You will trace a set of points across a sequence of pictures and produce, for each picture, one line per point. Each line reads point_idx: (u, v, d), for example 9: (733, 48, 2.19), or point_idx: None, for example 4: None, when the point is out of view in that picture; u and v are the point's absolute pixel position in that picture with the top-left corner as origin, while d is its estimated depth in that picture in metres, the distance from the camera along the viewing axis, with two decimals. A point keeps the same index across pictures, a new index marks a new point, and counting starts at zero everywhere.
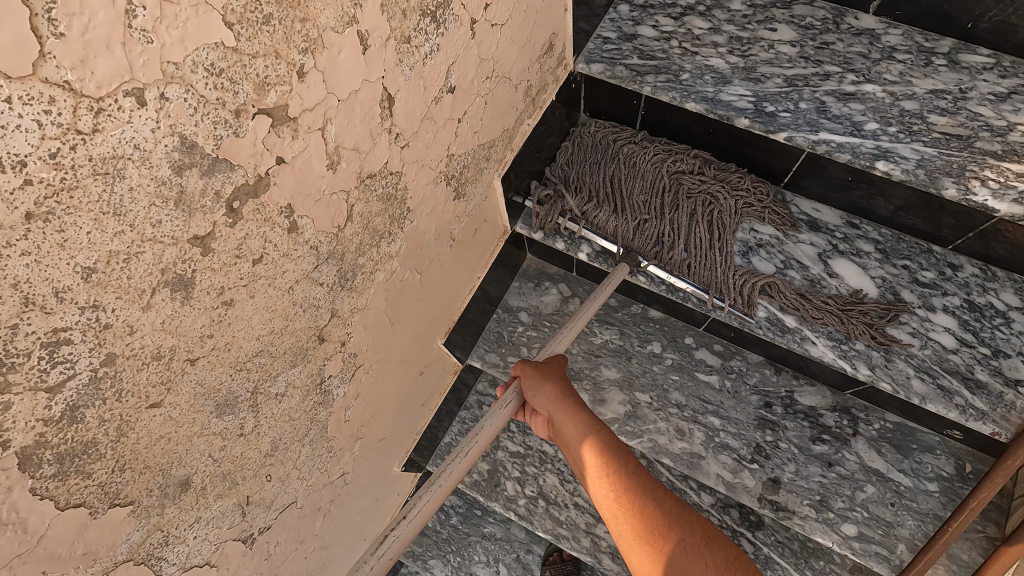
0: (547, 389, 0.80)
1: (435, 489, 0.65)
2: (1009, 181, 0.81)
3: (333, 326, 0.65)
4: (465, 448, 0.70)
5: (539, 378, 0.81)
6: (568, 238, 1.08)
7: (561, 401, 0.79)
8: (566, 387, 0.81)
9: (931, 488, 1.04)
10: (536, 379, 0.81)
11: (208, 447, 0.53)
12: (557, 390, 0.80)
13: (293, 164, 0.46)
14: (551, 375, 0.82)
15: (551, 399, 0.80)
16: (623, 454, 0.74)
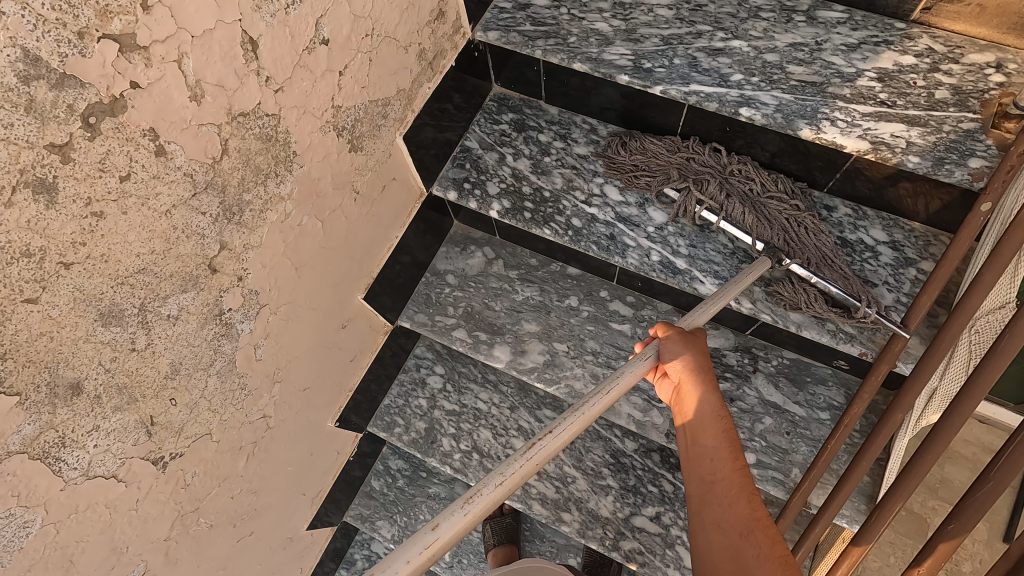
0: (685, 355, 0.81)
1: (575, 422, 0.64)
2: (855, 120, 0.90)
3: (225, 259, 0.71)
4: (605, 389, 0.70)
5: (689, 345, 0.82)
6: (479, 197, 1.14)
7: (699, 379, 0.80)
8: (705, 365, 0.81)
9: (824, 417, 1.12)
10: (681, 343, 0.82)
11: (97, 354, 0.60)
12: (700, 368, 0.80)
13: (150, 90, 0.53)
14: (695, 343, 0.82)
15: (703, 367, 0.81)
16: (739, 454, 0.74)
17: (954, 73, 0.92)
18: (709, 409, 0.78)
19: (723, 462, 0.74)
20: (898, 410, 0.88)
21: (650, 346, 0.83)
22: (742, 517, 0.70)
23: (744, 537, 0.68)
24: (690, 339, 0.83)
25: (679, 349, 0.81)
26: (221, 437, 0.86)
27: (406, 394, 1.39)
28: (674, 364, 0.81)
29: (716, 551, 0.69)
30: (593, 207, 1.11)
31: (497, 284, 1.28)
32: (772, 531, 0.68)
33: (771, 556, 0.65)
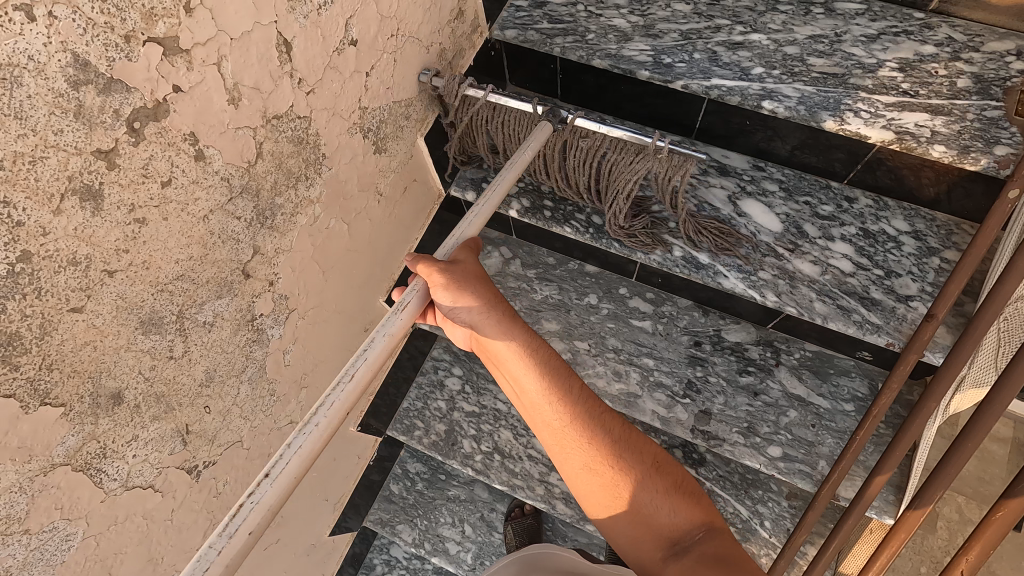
0: (472, 299, 0.78)
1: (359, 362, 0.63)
2: (879, 111, 0.90)
3: (258, 264, 0.71)
4: (364, 352, 0.63)
5: (465, 280, 0.77)
6: (499, 196, 1.15)
7: (494, 321, 0.81)
8: (494, 300, 0.81)
9: (848, 408, 1.12)
10: (458, 283, 0.76)
11: (138, 362, 0.59)
12: (485, 303, 0.80)
13: (191, 93, 0.52)
14: (470, 276, 0.78)
15: (480, 308, 0.80)
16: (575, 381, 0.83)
17: (975, 62, 0.92)
18: (520, 346, 0.81)
19: (570, 401, 0.82)
20: (930, 401, 0.87)
21: (410, 290, 0.74)
22: (605, 449, 0.80)
23: (619, 468, 0.80)
24: (455, 275, 0.76)
25: (450, 296, 0.77)
26: (251, 443, 0.86)
27: (424, 397, 1.39)
28: (459, 309, 0.79)
29: (603, 489, 0.80)
30: None
31: (515, 284, 1.28)
32: (632, 445, 0.82)
33: (648, 473, 0.79)
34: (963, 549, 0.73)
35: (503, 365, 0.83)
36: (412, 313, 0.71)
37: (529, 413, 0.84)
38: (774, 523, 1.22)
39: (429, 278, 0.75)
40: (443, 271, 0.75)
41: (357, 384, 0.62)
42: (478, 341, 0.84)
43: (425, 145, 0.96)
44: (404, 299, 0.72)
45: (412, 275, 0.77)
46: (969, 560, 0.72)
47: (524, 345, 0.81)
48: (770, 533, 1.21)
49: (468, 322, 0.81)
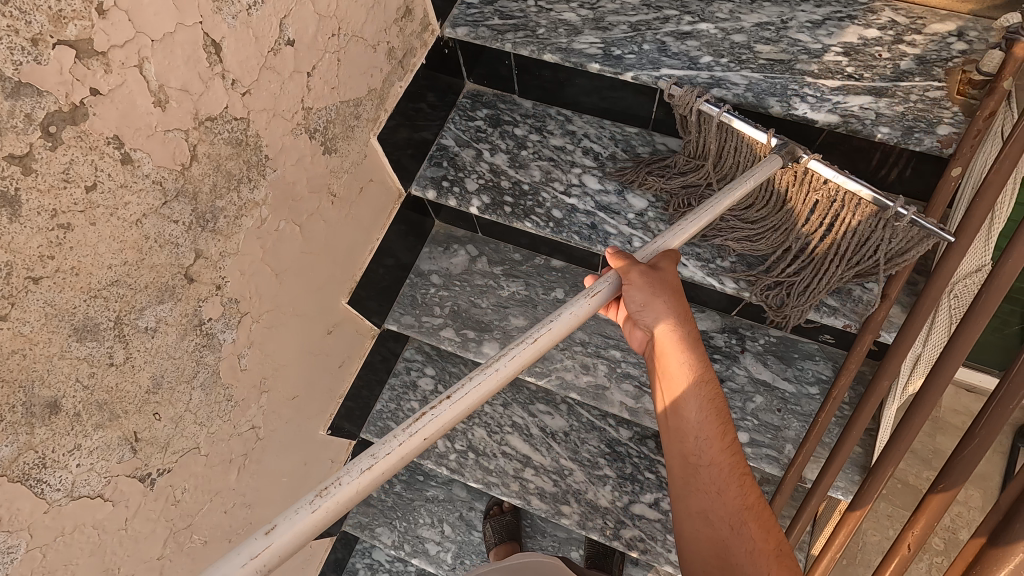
0: (663, 309, 0.73)
1: (488, 372, 0.60)
2: (824, 95, 0.91)
3: (202, 268, 0.70)
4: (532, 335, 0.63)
5: (658, 290, 0.73)
6: (459, 193, 1.14)
7: (680, 339, 0.74)
8: (685, 318, 0.74)
9: (813, 391, 1.13)
10: (649, 286, 0.73)
11: (74, 370, 0.59)
12: (676, 312, 0.74)
13: (111, 96, 0.52)
14: (663, 286, 0.73)
15: (667, 319, 0.74)
16: (725, 426, 0.73)
17: (918, 44, 0.93)
18: (686, 372, 0.73)
19: (706, 445, 0.73)
20: (883, 378, 0.88)
21: (602, 279, 0.73)
22: (732, 507, 0.71)
23: (733, 530, 0.70)
24: (653, 280, 0.73)
25: (643, 301, 0.73)
26: (210, 450, 0.85)
27: (397, 398, 1.38)
28: (647, 315, 0.74)
29: (705, 538, 0.71)
30: (572, 197, 1.11)
31: (482, 281, 1.28)
32: (762, 524, 0.71)
33: (763, 551, 0.68)
34: (909, 522, 0.76)
35: (668, 384, 0.75)
36: (591, 308, 0.69)
37: (668, 437, 0.77)
38: None
39: (624, 274, 0.73)
40: (639, 273, 0.73)
41: (497, 380, 0.60)
42: (654, 350, 0.77)
43: (379, 145, 0.97)
44: (595, 287, 0.71)
45: (606, 266, 0.76)
46: (915, 531, 0.75)
47: (695, 372, 0.73)
48: None
49: (650, 330, 0.75)
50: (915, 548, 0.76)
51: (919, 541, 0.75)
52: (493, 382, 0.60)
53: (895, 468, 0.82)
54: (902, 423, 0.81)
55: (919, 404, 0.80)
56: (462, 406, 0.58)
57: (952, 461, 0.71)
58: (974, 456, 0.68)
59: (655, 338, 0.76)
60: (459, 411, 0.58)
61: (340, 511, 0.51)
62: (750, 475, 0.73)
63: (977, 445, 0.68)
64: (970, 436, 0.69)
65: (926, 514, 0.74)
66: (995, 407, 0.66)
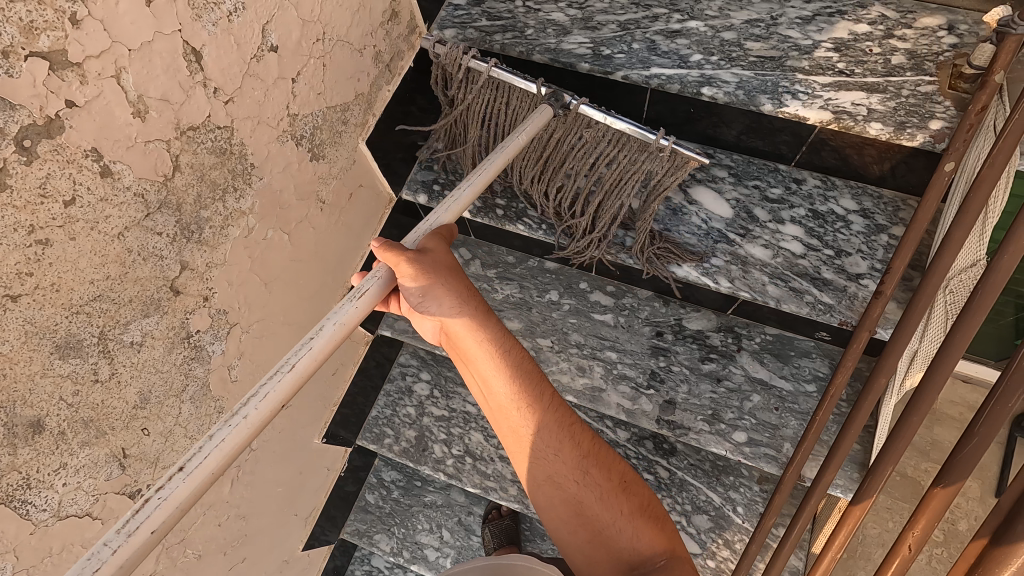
0: (442, 293, 0.71)
1: (323, 332, 0.58)
2: (816, 92, 0.90)
3: (188, 279, 0.69)
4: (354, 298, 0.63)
5: (434, 273, 0.69)
6: (451, 198, 1.13)
7: (465, 318, 0.73)
8: (468, 296, 0.73)
9: (809, 389, 1.12)
10: (428, 271, 0.69)
11: (58, 389, 0.57)
12: (454, 292, 0.72)
13: (88, 108, 0.51)
14: (441, 267, 0.70)
15: (448, 301, 0.72)
16: (518, 394, 0.74)
17: (908, 38, 0.92)
18: (492, 340, 0.74)
19: (536, 408, 0.74)
20: (881, 375, 0.88)
21: (373, 277, 0.67)
22: (570, 464, 0.73)
23: (581, 484, 0.73)
24: (423, 266, 0.69)
25: (419, 289, 0.69)
26: None
27: (393, 404, 1.37)
28: (430, 304, 0.71)
29: (560, 505, 0.74)
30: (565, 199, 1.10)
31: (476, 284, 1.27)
32: (603, 464, 0.75)
33: (611, 492, 0.73)
34: (909, 522, 0.74)
35: (472, 365, 0.75)
36: (374, 297, 0.65)
37: (495, 418, 0.77)
38: (747, 508, 1.22)
39: (396, 266, 0.68)
40: (410, 260, 0.68)
41: (336, 335, 0.59)
42: (448, 335, 0.75)
43: (368, 150, 0.95)
44: (361, 286, 0.65)
45: (377, 260, 0.70)
46: (916, 532, 0.74)
47: (495, 343, 0.74)
48: (743, 518, 1.22)
49: (438, 317, 0.73)
50: (916, 550, 0.74)
51: (919, 542, 0.73)
52: (325, 343, 0.58)
53: (894, 465, 0.81)
54: (901, 420, 0.80)
55: (918, 402, 0.79)
56: (299, 371, 0.56)
57: (950, 462, 0.70)
58: (974, 455, 0.67)
59: (445, 324, 0.74)
60: (291, 382, 0.55)
61: (176, 517, 0.48)
62: (577, 422, 0.76)
63: (976, 444, 0.67)
64: (969, 434, 0.68)
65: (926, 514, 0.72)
66: (995, 404, 0.65)
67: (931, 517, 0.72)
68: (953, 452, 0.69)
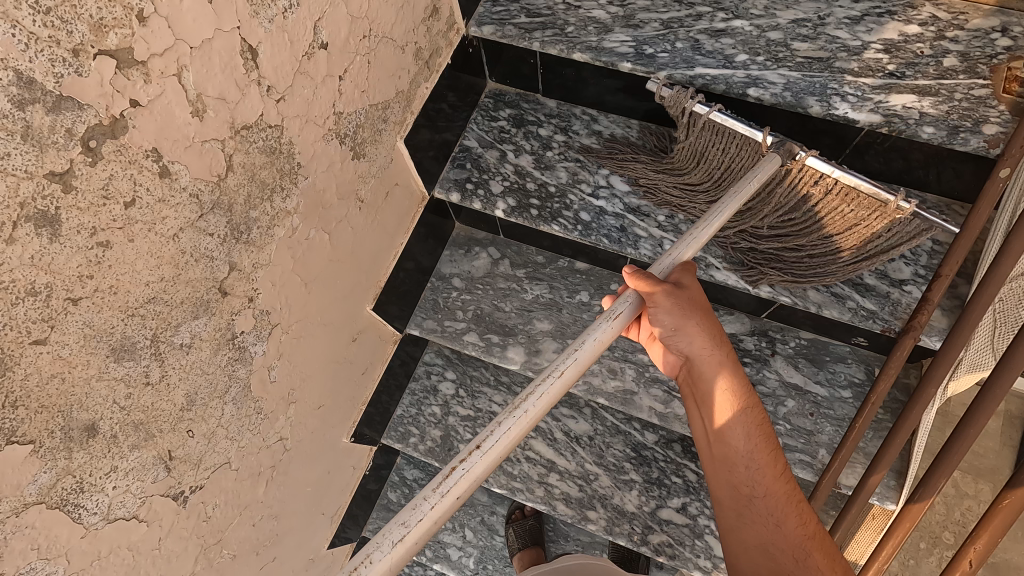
0: (697, 336, 0.78)
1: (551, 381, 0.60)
2: (866, 94, 0.88)
3: (236, 280, 0.68)
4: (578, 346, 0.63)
5: (686, 310, 0.76)
6: (484, 196, 1.12)
7: (717, 365, 0.79)
8: (723, 344, 0.80)
9: (845, 394, 1.11)
10: (683, 308, 0.76)
11: (111, 392, 0.56)
12: (702, 332, 0.78)
13: (150, 107, 0.50)
14: (689, 304, 0.76)
15: (703, 343, 0.79)
16: (767, 453, 0.77)
17: (960, 40, 0.90)
18: (740, 395, 0.78)
19: (768, 472, 0.77)
20: (929, 385, 0.87)
21: (623, 298, 0.72)
22: (790, 538, 0.75)
23: (790, 551, 0.74)
24: (678, 300, 0.76)
25: (683, 317, 0.76)
26: (240, 464, 0.83)
27: (418, 403, 1.37)
28: (680, 340, 0.79)
29: (762, 564, 0.74)
30: (600, 199, 1.09)
31: (505, 284, 1.26)
32: (824, 548, 0.75)
33: (817, 557, 0.73)
34: (971, 537, 0.73)
35: (705, 410, 0.80)
36: (621, 325, 0.69)
37: (714, 467, 0.80)
38: None
39: (650, 295, 0.74)
40: (666, 293, 0.74)
41: (563, 381, 0.61)
42: (688, 373, 0.82)
43: (406, 149, 0.94)
44: (616, 308, 0.69)
45: (625, 286, 0.77)
46: (978, 548, 0.72)
47: (734, 400, 0.78)
48: None
49: (687, 355, 0.80)
50: (976, 565, 0.72)
51: (981, 558, 0.72)
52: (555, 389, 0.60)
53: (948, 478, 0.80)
54: (954, 434, 0.79)
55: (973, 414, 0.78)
56: (530, 416, 0.58)
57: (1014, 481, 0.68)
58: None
59: (691, 360, 0.80)
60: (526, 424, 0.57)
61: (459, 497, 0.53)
62: (801, 499, 0.79)
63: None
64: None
65: (988, 531, 0.71)
66: None
67: (994, 533, 0.70)
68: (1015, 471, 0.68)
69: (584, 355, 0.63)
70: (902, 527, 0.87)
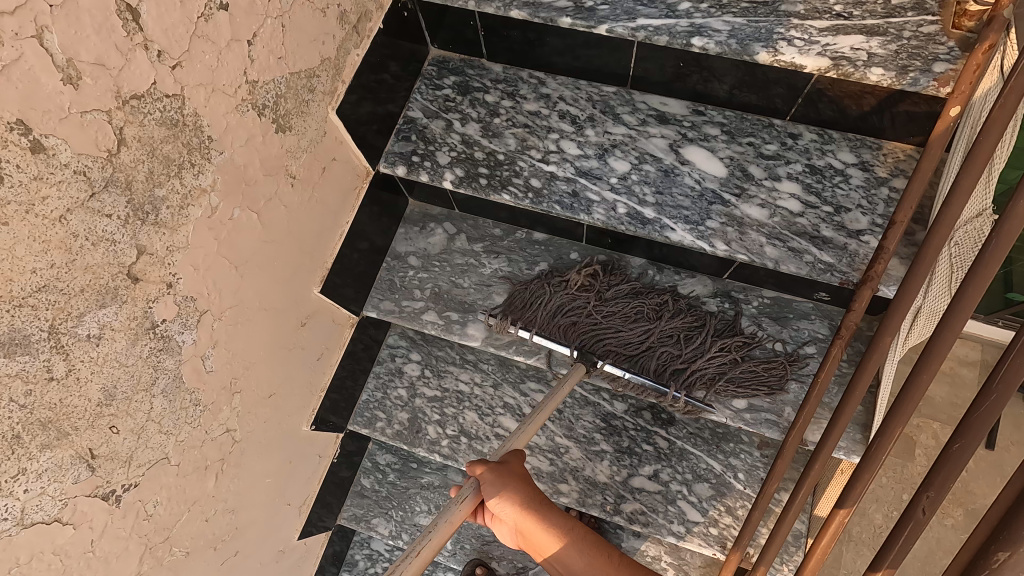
0: (511, 497, 0.80)
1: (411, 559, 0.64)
2: (812, 37, 0.85)
3: (148, 265, 0.64)
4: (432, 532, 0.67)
5: (506, 482, 0.80)
6: (431, 168, 1.07)
7: (532, 516, 0.81)
8: (530, 491, 0.82)
9: (809, 350, 1.09)
10: (500, 486, 0.80)
11: (5, 389, 0.53)
12: (518, 490, 0.81)
13: (8, 74, 0.45)
14: (513, 479, 0.81)
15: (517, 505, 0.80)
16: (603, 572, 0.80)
17: None
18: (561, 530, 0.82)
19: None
20: (886, 334, 0.86)
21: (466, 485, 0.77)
22: None
23: None
24: (501, 476, 0.80)
25: (494, 499, 0.80)
26: (180, 459, 0.80)
27: (383, 386, 1.34)
28: (500, 507, 0.80)
29: None
30: (551, 164, 1.05)
31: (462, 260, 1.22)
32: None
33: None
34: (924, 484, 0.68)
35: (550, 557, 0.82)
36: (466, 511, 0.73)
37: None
38: (747, 474, 1.19)
39: (479, 475, 0.80)
40: (492, 469, 0.80)
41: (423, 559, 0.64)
42: (520, 533, 0.84)
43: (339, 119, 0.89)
44: (462, 494, 0.75)
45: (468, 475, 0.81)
46: (929, 495, 0.67)
47: (558, 536, 0.81)
48: (745, 485, 1.19)
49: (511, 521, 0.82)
50: (931, 513, 0.68)
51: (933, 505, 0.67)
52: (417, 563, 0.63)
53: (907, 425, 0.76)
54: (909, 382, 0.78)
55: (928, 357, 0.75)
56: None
57: (968, 420, 0.64)
58: (990, 414, 0.61)
59: (518, 524, 0.82)
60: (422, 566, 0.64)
61: None
62: None
63: (993, 399, 0.61)
64: (984, 393, 0.62)
65: (940, 475, 0.67)
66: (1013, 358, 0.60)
67: (947, 477, 0.66)
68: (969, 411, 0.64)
69: (433, 539, 0.67)
70: (861, 479, 0.85)
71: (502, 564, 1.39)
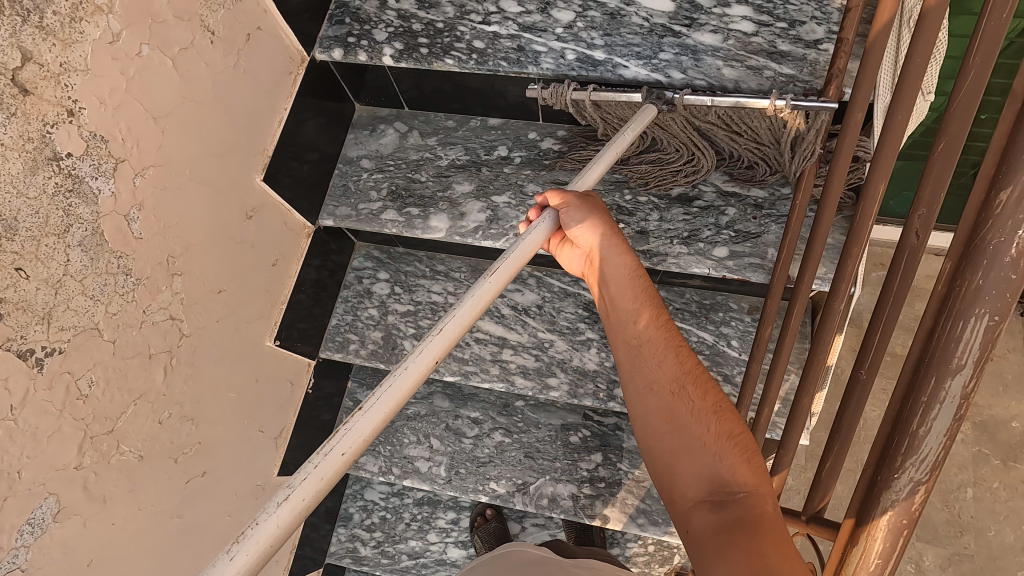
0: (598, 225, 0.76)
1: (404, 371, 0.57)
2: None
3: (40, 80, 0.59)
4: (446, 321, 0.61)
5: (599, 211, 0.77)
6: (369, 47, 1.02)
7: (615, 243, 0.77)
8: (613, 226, 0.77)
9: (786, 192, 1.04)
10: (584, 209, 0.76)
11: None
12: (604, 224, 0.77)
13: None
14: (598, 207, 0.77)
15: (606, 237, 0.77)
16: (662, 312, 0.76)
17: None
18: (631, 269, 0.77)
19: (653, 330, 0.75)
20: (855, 110, 0.78)
21: (543, 217, 0.75)
22: (671, 377, 0.73)
23: (693, 414, 0.70)
24: (589, 203, 0.77)
25: (577, 224, 0.76)
26: (116, 336, 0.73)
27: (353, 309, 1.27)
28: (583, 232, 0.77)
29: (658, 423, 0.71)
30: (492, 24, 0.99)
31: (417, 155, 1.16)
32: (700, 384, 0.72)
33: (703, 411, 0.70)
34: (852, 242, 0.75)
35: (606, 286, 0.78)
36: (541, 239, 0.73)
37: (614, 340, 0.77)
38: (742, 340, 1.14)
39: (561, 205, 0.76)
40: (575, 197, 0.76)
41: (416, 375, 0.57)
42: (592, 260, 0.80)
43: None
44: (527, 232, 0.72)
45: (543, 200, 0.78)
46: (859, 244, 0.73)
47: (626, 266, 0.77)
48: (739, 351, 1.14)
49: (590, 247, 0.78)
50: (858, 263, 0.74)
51: (926, 225, 0.58)
52: (412, 376, 0.57)
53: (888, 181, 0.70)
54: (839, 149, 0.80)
55: (898, 102, 0.69)
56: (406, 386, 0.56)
57: (948, 112, 0.56)
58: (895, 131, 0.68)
59: (592, 250, 0.79)
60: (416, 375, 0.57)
61: (322, 490, 0.50)
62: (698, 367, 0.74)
63: (974, 77, 0.54)
64: (963, 74, 0.55)
65: (928, 188, 0.58)
66: (908, 69, 0.68)
67: (935, 188, 0.58)
68: (948, 103, 0.56)
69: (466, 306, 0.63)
70: (808, 269, 0.85)
71: (500, 484, 1.31)
